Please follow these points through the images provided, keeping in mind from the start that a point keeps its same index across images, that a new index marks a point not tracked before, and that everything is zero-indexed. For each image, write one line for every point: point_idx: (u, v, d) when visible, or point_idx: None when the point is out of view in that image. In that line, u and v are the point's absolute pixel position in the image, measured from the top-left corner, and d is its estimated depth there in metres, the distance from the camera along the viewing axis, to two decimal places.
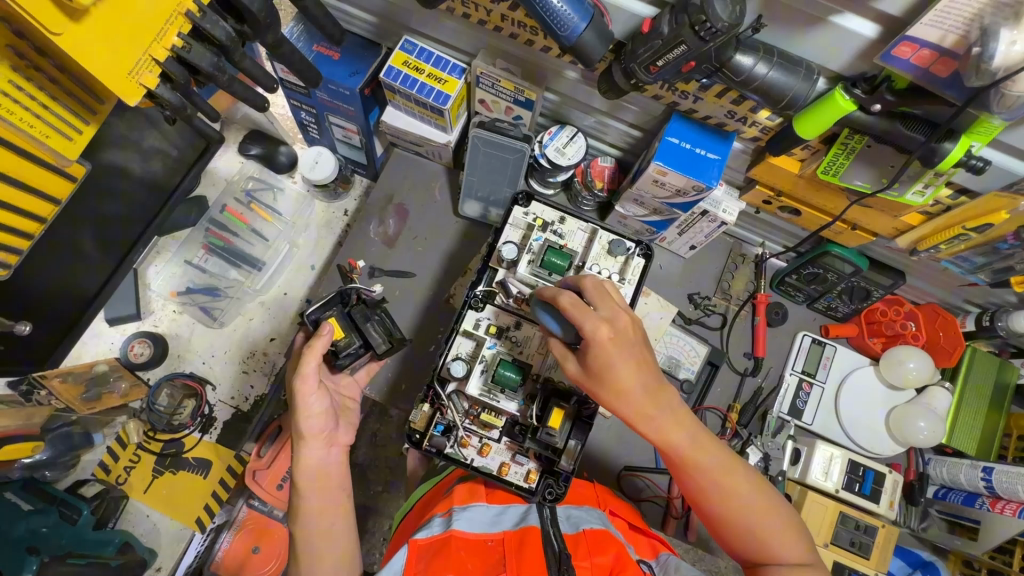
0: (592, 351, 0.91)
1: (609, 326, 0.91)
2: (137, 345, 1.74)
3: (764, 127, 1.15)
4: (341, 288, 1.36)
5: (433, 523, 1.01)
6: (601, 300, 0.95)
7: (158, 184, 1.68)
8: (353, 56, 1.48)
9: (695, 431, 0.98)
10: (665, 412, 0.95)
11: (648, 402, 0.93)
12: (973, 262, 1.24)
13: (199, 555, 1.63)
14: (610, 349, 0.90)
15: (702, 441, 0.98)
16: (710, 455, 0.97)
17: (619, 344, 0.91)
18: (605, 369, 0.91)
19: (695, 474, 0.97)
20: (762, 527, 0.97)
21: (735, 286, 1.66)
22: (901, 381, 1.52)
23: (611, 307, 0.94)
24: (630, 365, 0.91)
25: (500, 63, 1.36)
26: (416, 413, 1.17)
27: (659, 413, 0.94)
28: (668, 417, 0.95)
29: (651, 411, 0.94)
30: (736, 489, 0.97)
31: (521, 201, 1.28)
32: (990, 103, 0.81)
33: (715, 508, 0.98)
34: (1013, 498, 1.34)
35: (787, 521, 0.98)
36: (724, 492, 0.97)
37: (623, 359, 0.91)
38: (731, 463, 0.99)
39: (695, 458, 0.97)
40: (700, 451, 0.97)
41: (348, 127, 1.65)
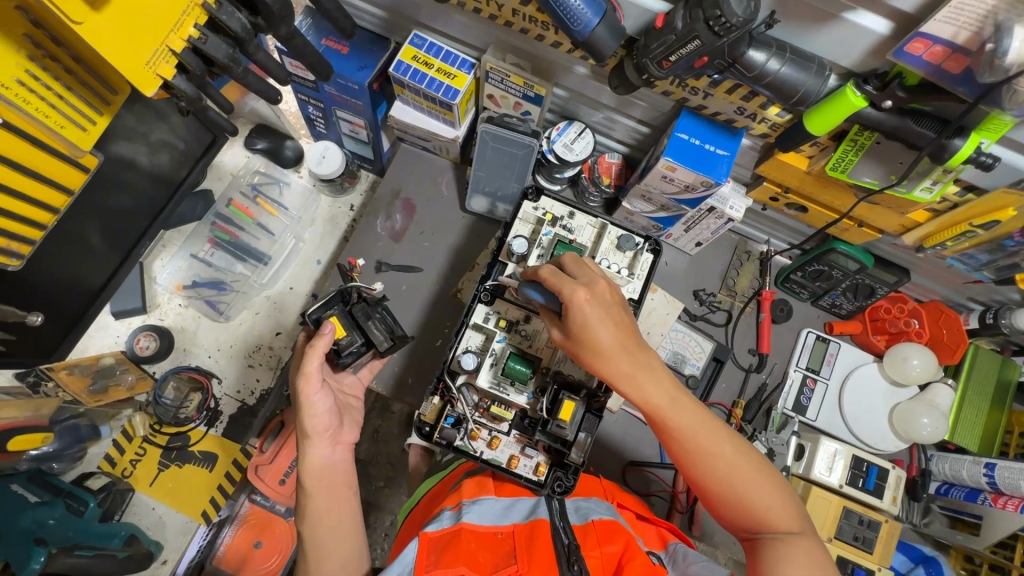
0: (573, 312, 0.94)
1: (590, 292, 0.94)
2: (143, 339, 1.75)
3: (773, 123, 1.16)
4: (340, 286, 1.36)
5: (443, 516, 1.02)
6: (580, 271, 1.00)
7: (164, 177, 1.68)
8: (362, 50, 1.48)
9: (678, 395, 0.95)
10: (646, 372, 0.94)
11: (627, 363, 0.93)
12: (978, 259, 1.25)
13: (202, 549, 1.66)
14: (587, 309, 0.93)
15: (687, 405, 0.95)
16: (694, 419, 0.95)
17: (597, 305, 0.94)
18: (585, 328, 0.93)
19: (678, 437, 0.95)
20: (750, 495, 0.92)
21: (740, 283, 1.67)
22: (905, 377, 1.54)
23: (590, 276, 0.98)
24: (609, 325, 0.93)
25: (510, 58, 1.37)
26: (427, 406, 1.18)
27: (640, 373, 0.93)
28: (650, 378, 0.94)
29: (631, 371, 0.93)
30: (722, 455, 0.94)
31: (530, 196, 1.29)
32: (1001, 99, 0.83)
33: (701, 475, 0.95)
34: (1015, 494, 1.36)
35: (776, 490, 0.94)
36: (709, 457, 0.94)
37: (602, 319, 0.93)
38: (715, 428, 0.96)
39: (678, 421, 0.94)
40: (683, 415, 0.94)
41: (355, 121, 1.66)
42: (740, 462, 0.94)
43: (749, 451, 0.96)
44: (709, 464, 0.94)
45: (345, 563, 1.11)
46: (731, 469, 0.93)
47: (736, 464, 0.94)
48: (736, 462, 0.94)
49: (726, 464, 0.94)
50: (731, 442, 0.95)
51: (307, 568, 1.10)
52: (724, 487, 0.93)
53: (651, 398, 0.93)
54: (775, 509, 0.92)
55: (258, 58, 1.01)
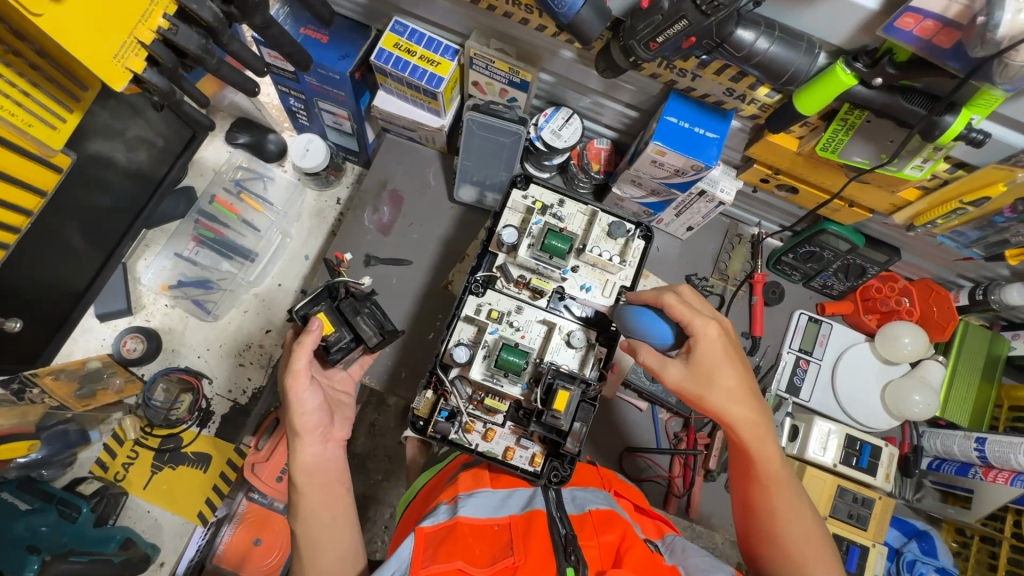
0: (706, 347, 1.04)
1: (722, 334, 1.05)
2: (129, 341, 1.72)
3: (763, 104, 1.15)
4: (328, 280, 1.33)
5: (439, 510, 1.02)
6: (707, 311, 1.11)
7: (144, 174, 1.64)
8: (342, 39, 1.44)
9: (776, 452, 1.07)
10: (758, 420, 1.06)
11: (745, 405, 1.05)
12: (969, 237, 1.25)
13: (201, 548, 1.64)
14: (719, 349, 1.04)
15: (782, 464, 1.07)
16: (783, 474, 1.06)
17: (726, 346, 1.05)
18: (714, 368, 1.04)
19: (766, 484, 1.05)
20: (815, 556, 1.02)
21: (732, 266, 1.67)
22: (896, 356, 1.54)
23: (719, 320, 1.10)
24: (735, 370, 1.05)
25: (494, 43, 1.34)
26: (420, 400, 1.16)
27: (752, 419, 1.05)
28: (762, 427, 1.06)
29: (745, 415, 1.05)
30: (801, 514, 1.05)
31: (519, 184, 1.26)
32: (992, 74, 0.82)
33: (774, 530, 1.04)
34: (1005, 467, 1.38)
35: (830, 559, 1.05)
36: (790, 513, 1.04)
37: (728, 365, 1.04)
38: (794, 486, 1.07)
39: (769, 473, 1.05)
40: (776, 469, 1.06)
41: (339, 113, 1.62)
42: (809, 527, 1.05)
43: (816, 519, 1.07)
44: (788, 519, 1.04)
45: (341, 561, 1.11)
46: (806, 530, 1.03)
47: (809, 526, 1.04)
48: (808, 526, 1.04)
49: (803, 522, 1.04)
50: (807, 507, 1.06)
51: (303, 567, 1.09)
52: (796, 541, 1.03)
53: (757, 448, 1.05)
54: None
55: (232, 48, 0.97)
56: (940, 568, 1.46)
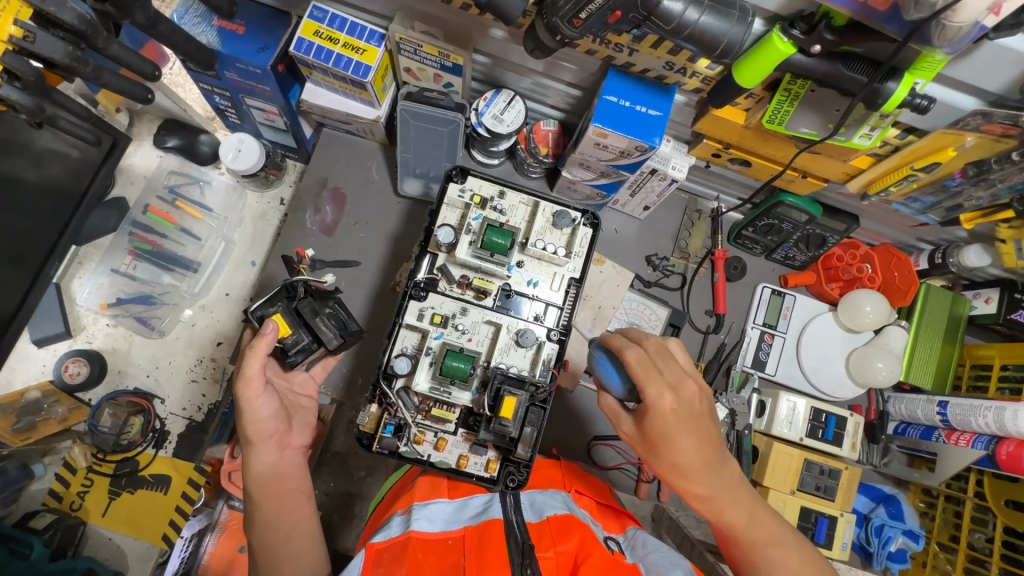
0: (653, 415, 0.92)
1: (672, 395, 0.92)
2: (71, 365, 1.63)
3: (704, 77, 1.08)
4: (287, 278, 1.24)
5: (392, 523, 0.97)
6: (667, 365, 0.95)
7: (60, 190, 1.55)
8: (259, 29, 1.33)
9: (754, 509, 0.98)
10: (728, 489, 0.96)
11: (705, 479, 0.94)
12: (924, 202, 1.21)
13: (184, 561, 1.55)
14: (670, 420, 0.91)
15: (760, 521, 0.97)
16: (764, 528, 0.96)
17: (681, 415, 0.92)
18: (665, 440, 0.93)
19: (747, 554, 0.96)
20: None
21: (692, 243, 1.63)
22: (858, 324, 1.53)
23: (677, 373, 0.94)
24: (693, 442, 0.92)
25: (419, 26, 1.24)
26: (364, 415, 1.10)
27: (719, 492, 0.95)
28: (728, 497, 0.95)
29: (712, 490, 0.95)
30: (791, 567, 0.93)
31: (456, 177, 1.18)
32: (930, 36, 0.76)
33: None
34: (967, 429, 1.38)
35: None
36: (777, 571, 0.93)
37: (685, 437, 0.92)
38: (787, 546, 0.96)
39: (750, 534, 0.95)
40: (757, 529, 0.96)
41: (267, 109, 1.51)
42: (808, 562, 0.95)
43: (813, 558, 0.97)
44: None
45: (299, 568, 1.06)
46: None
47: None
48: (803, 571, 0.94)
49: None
50: (800, 555, 0.95)
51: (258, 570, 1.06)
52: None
53: (726, 511, 0.95)
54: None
55: (111, 52, 0.91)
56: (907, 531, 1.48)
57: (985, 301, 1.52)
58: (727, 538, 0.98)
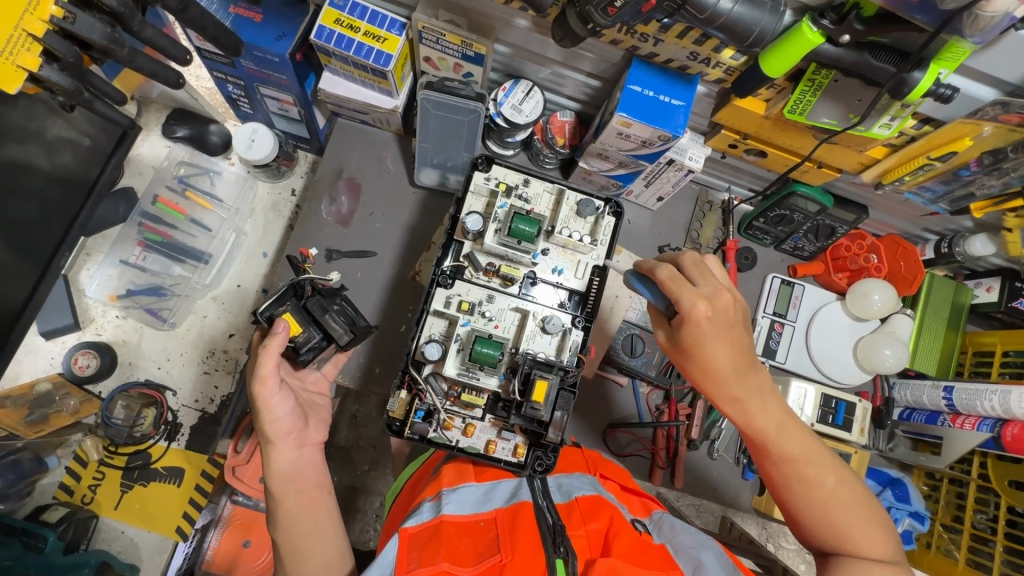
0: (688, 326, 0.93)
1: (707, 304, 0.92)
2: (81, 357, 1.61)
3: (728, 67, 1.10)
4: (293, 278, 1.23)
5: (422, 509, 0.97)
6: (702, 277, 0.96)
7: (71, 177, 1.54)
8: (277, 17, 1.32)
9: (785, 419, 0.97)
10: (761, 397, 0.96)
11: (737, 385, 0.95)
12: (936, 191, 1.25)
13: (188, 556, 1.58)
14: (705, 327, 0.92)
15: (793, 432, 0.97)
16: (800, 445, 0.96)
17: (715, 324, 0.92)
18: (699, 347, 0.94)
19: (777, 463, 0.97)
20: (849, 531, 0.92)
21: (704, 234, 1.65)
22: (866, 313, 1.57)
23: (713, 285, 0.94)
24: (727, 349, 0.93)
25: (443, 14, 1.24)
26: (394, 402, 1.11)
27: (749, 398, 0.96)
28: (763, 403, 0.96)
29: (740, 396, 0.96)
30: (822, 483, 0.95)
31: (481, 166, 1.20)
32: (962, 26, 0.79)
33: (794, 498, 0.96)
34: (972, 412, 1.42)
35: (884, 530, 0.93)
36: (807, 484, 0.95)
37: (718, 343, 0.92)
38: (820, 458, 0.96)
39: (781, 444, 0.96)
40: (788, 440, 0.96)
41: (283, 98, 1.50)
42: (840, 483, 0.96)
43: (848, 478, 0.97)
44: (805, 488, 0.95)
45: (327, 566, 1.02)
46: (824, 495, 0.94)
47: (833, 493, 0.94)
48: (834, 487, 0.95)
49: (826, 492, 0.94)
50: (831, 473, 0.96)
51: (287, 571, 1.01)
52: (819, 513, 0.94)
53: (757, 418, 0.96)
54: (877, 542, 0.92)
55: (145, 35, 0.93)
56: (913, 512, 1.52)
57: (986, 290, 1.56)
58: (758, 447, 0.99)
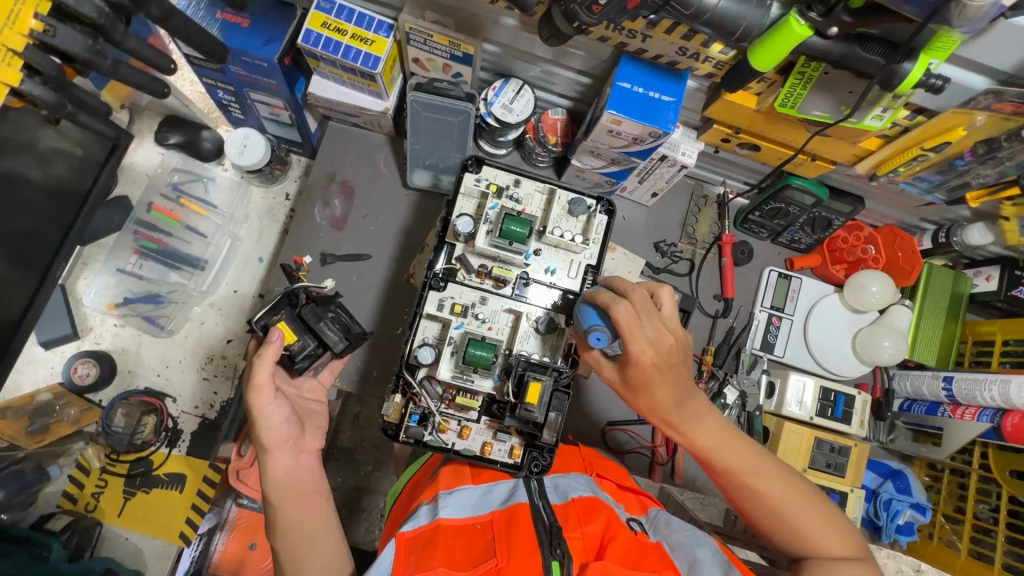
0: (634, 368, 0.93)
1: (651, 346, 0.91)
2: (80, 366, 1.62)
3: (717, 62, 1.09)
4: (287, 286, 1.23)
5: (419, 512, 0.98)
6: (649, 317, 0.92)
7: (65, 187, 1.54)
8: (264, 21, 1.31)
9: (726, 435, 1.01)
10: (700, 420, 1.00)
11: (677, 415, 0.99)
12: (931, 181, 1.24)
13: (195, 559, 1.59)
14: (651, 371, 0.92)
15: (735, 444, 1.00)
16: (743, 457, 0.99)
17: (660, 365, 0.92)
18: (641, 386, 0.96)
19: (730, 479, 1.00)
20: (809, 534, 0.94)
21: (700, 229, 1.64)
22: (865, 304, 1.56)
23: (658, 327, 0.91)
24: (668, 388, 0.95)
25: (429, 15, 1.24)
26: (389, 406, 1.11)
27: (687, 422, 1.00)
28: (702, 426, 1.00)
29: (680, 422, 1.00)
30: (773, 494, 0.97)
31: (471, 167, 1.19)
32: (950, 17, 0.78)
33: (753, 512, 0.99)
34: (972, 403, 1.41)
35: (842, 530, 0.95)
36: (760, 497, 0.97)
37: (660, 381, 0.94)
38: (767, 467, 0.99)
39: (726, 460, 0.99)
40: (732, 455, 0.99)
41: (273, 103, 1.49)
42: (791, 487, 0.98)
43: (801, 485, 0.98)
44: (758, 501, 0.97)
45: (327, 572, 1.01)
46: (780, 505, 0.96)
47: (787, 502, 0.96)
48: (784, 492, 0.97)
49: (779, 502, 0.96)
50: (781, 480, 0.98)
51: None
52: (776, 523, 0.96)
53: (698, 439, 1.00)
54: (839, 543, 0.93)
55: (128, 46, 0.93)
56: (915, 504, 1.51)
57: (986, 279, 1.55)
58: (708, 465, 1.02)
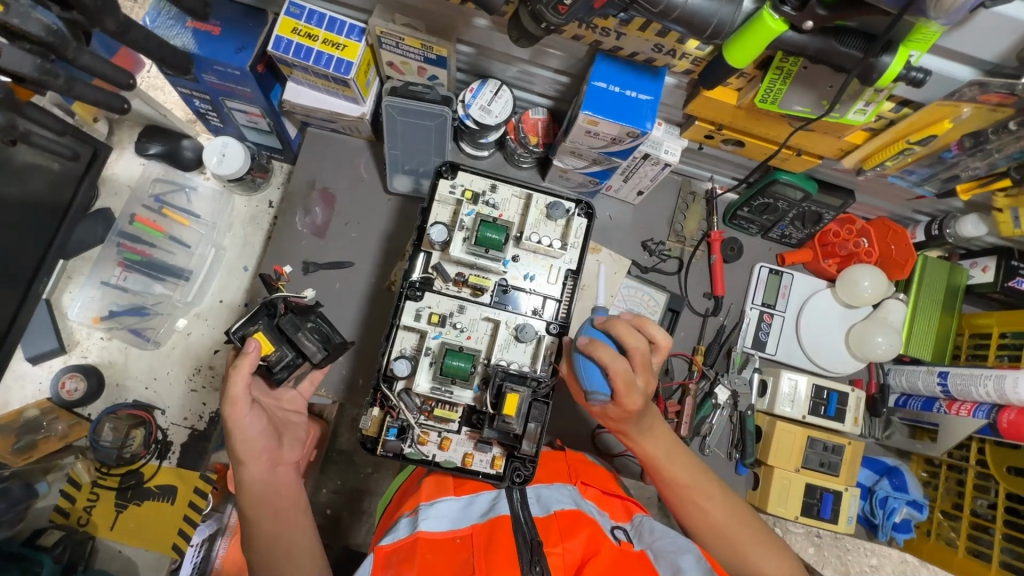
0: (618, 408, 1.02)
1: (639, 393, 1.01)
2: (68, 381, 1.61)
3: (694, 58, 1.06)
4: (266, 295, 1.20)
5: (400, 525, 0.96)
6: (639, 367, 1.02)
7: (43, 203, 1.52)
8: (235, 29, 1.29)
9: (674, 449, 1.11)
10: (658, 435, 1.10)
11: (640, 431, 1.09)
12: (920, 174, 1.20)
13: (197, 565, 1.58)
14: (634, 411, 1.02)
15: (680, 458, 1.11)
16: (691, 474, 1.09)
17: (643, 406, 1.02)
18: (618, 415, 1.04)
19: (676, 493, 1.09)
20: (743, 548, 1.05)
21: (688, 227, 1.61)
22: (857, 299, 1.53)
23: (645, 375, 1.03)
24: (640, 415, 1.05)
25: (399, 18, 1.21)
26: (367, 420, 1.10)
27: (643, 435, 1.09)
28: (658, 441, 1.10)
29: (637, 434, 1.09)
30: (711, 508, 1.07)
31: (446, 173, 1.17)
32: (925, 9, 0.75)
33: (694, 526, 1.08)
34: (968, 399, 1.38)
35: (779, 550, 1.06)
36: (702, 511, 1.07)
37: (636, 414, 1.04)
38: (708, 484, 1.10)
39: (672, 471, 1.10)
40: (678, 467, 1.10)
41: (250, 111, 1.47)
42: (728, 503, 1.09)
43: (736, 503, 1.10)
44: (699, 514, 1.08)
45: None
46: (716, 519, 1.07)
47: (723, 517, 1.07)
48: (723, 509, 1.08)
49: (717, 516, 1.07)
50: (722, 500, 1.09)
51: None
52: (714, 535, 1.06)
53: (648, 448, 1.10)
54: (773, 561, 1.04)
55: (82, 62, 0.91)
56: (911, 501, 1.50)
57: (982, 270, 1.51)
58: (656, 476, 1.11)
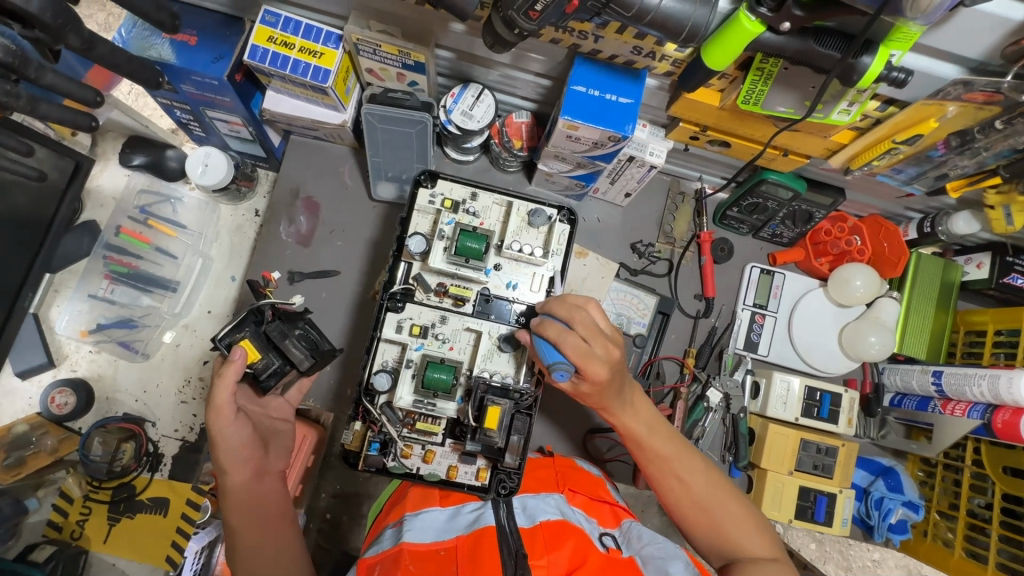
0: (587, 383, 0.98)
1: (604, 365, 0.96)
2: (57, 396, 1.61)
3: (674, 60, 1.03)
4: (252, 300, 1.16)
5: (384, 536, 0.96)
6: (595, 338, 0.97)
7: (25, 218, 1.50)
8: (212, 38, 1.27)
9: (656, 424, 1.08)
10: (637, 409, 1.07)
11: (617, 405, 1.04)
12: (908, 173, 1.18)
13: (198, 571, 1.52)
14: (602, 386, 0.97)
15: (664, 433, 1.07)
16: (673, 449, 1.06)
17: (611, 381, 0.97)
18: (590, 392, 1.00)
19: (658, 468, 1.06)
20: (726, 526, 1.01)
21: (677, 228, 1.59)
22: (849, 299, 1.50)
23: (604, 346, 0.97)
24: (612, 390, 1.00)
25: (375, 25, 1.19)
26: (349, 434, 1.10)
27: (623, 409, 1.05)
28: (637, 416, 1.06)
29: (617, 408, 1.05)
30: (695, 483, 1.04)
31: (425, 182, 1.16)
32: (903, 8, 0.73)
33: (676, 502, 1.05)
34: (962, 399, 1.36)
35: (760, 526, 1.03)
36: (685, 485, 1.04)
37: (607, 389, 0.99)
38: (691, 459, 1.06)
39: (654, 446, 1.06)
40: (660, 442, 1.06)
41: (232, 120, 1.43)
42: (710, 479, 1.06)
43: (720, 479, 1.07)
44: (681, 490, 1.04)
45: None
46: (699, 494, 1.03)
47: (706, 493, 1.03)
48: (705, 484, 1.04)
49: (699, 492, 1.03)
50: (705, 475, 1.05)
51: None
52: (696, 512, 1.03)
53: (629, 423, 1.06)
54: (756, 539, 1.01)
55: (46, 81, 0.89)
56: (907, 502, 1.48)
57: (976, 267, 1.48)
58: (639, 451, 1.07)
